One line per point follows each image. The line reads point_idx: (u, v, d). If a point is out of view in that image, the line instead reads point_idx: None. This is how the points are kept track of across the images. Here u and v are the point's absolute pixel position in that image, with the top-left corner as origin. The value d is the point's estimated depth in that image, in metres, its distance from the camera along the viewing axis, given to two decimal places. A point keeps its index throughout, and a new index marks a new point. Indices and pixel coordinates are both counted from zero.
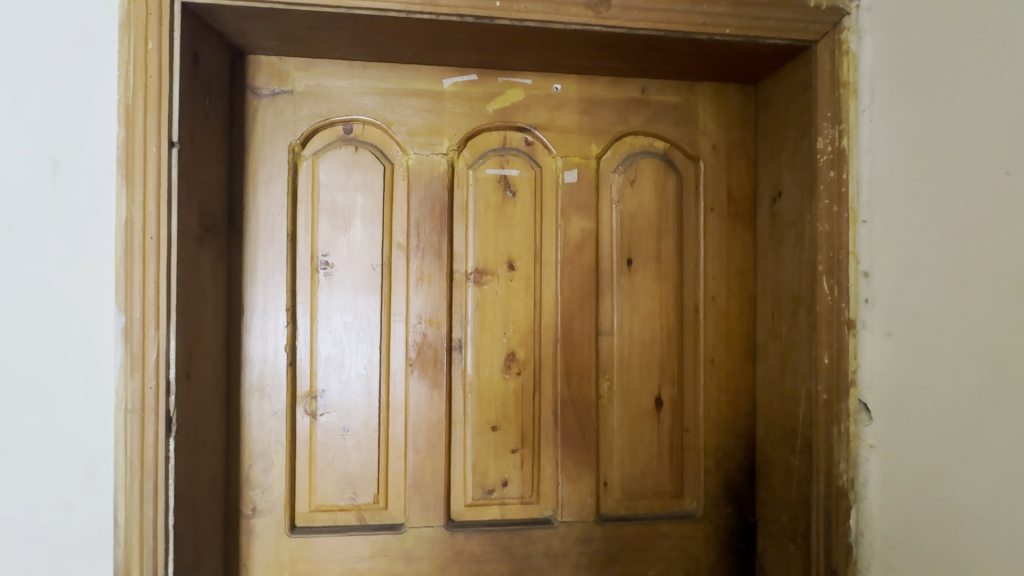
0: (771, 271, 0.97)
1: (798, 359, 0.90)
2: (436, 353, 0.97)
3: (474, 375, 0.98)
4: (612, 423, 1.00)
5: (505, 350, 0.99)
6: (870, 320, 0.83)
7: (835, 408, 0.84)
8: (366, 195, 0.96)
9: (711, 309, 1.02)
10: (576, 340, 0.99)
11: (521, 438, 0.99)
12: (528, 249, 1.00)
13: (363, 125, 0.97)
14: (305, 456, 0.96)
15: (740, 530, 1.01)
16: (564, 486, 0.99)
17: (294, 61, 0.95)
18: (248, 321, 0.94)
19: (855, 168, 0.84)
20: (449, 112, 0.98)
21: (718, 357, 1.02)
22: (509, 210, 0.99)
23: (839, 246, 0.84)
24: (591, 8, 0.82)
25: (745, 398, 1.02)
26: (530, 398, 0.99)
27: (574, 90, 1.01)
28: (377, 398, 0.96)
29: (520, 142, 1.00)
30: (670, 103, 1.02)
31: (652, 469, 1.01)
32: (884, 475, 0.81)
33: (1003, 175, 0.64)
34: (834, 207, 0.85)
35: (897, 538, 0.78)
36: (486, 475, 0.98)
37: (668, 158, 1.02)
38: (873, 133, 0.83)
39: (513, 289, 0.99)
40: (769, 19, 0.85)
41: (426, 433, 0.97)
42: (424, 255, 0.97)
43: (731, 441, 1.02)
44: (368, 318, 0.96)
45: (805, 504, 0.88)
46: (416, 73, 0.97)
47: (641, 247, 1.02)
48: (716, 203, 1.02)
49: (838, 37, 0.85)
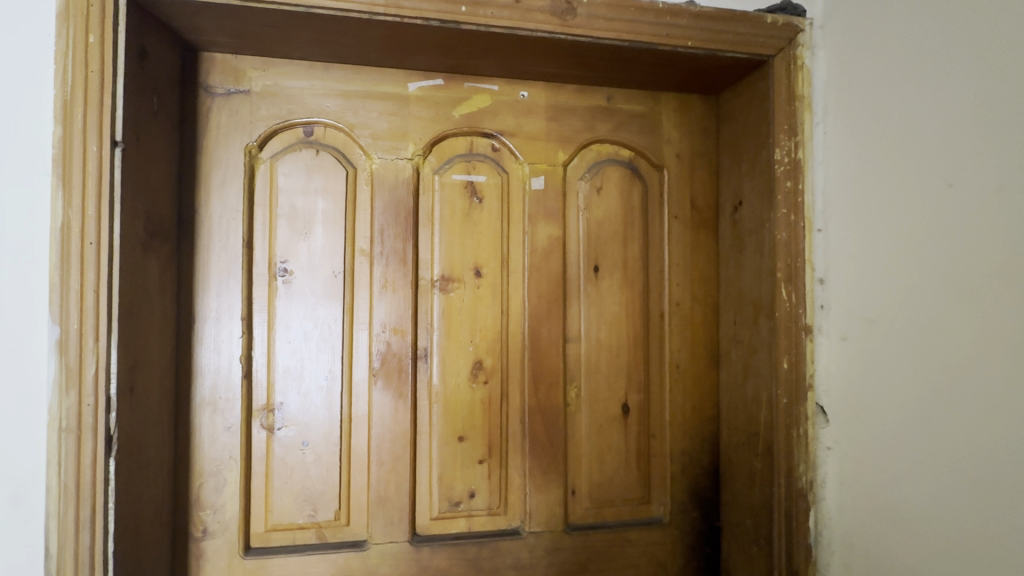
0: (733, 278, 0.99)
1: (759, 364, 0.92)
2: (400, 363, 0.95)
3: (439, 385, 0.96)
4: (580, 430, 1.00)
5: (472, 359, 0.97)
6: (826, 325, 0.86)
7: (795, 412, 0.86)
8: (328, 200, 0.93)
9: (676, 316, 1.03)
10: (545, 348, 0.99)
11: (488, 449, 0.97)
12: (495, 255, 0.99)
13: (325, 127, 0.94)
14: (262, 472, 0.91)
15: (706, 534, 1.03)
16: (532, 496, 0.98)
17: (250, 60, 0.92)
18: (199, 331, 0.89)
19: (809, 179, 0.88)
20: (414, 116, 0.96)
21: (683, 363, 1.03)
22: (476, 217, 0.98)
23: (796, 253, 0.87)
24: (558, 16, 0.82)
25: (710, 404, 1.03)
26: (497, 406, 0.98)
27: (541, 97, 1.01)
28: (339, 410, 0.93)
29: (487, 148, 0.99)
30: (635, 112, 1.04)
31: (620, 476, 1.01)
32: (841, 476, 0.84)
33: (946, 186, 0.67)
34: (792, 216, 0.87)
35: (853, 537, 0.81)
36: (453, 487, 0.96)
37: (633, 165, 1.04)
38: (827, 144, 0.87)
39: (480, 296, 0.98)
40: (730, 32, 0.87)
41: (391, 445, 0.94)
42: (388, 262, 0.95)
43: (696, 446, 1.03)
44: (329, 327, 0.93)
45: (766, 507, 0.89)
46: (380, 76, 0.95)
47: (608, 254, 1.02)
48: (680, 211, 1.04)
49: (794, 51, 0.88)
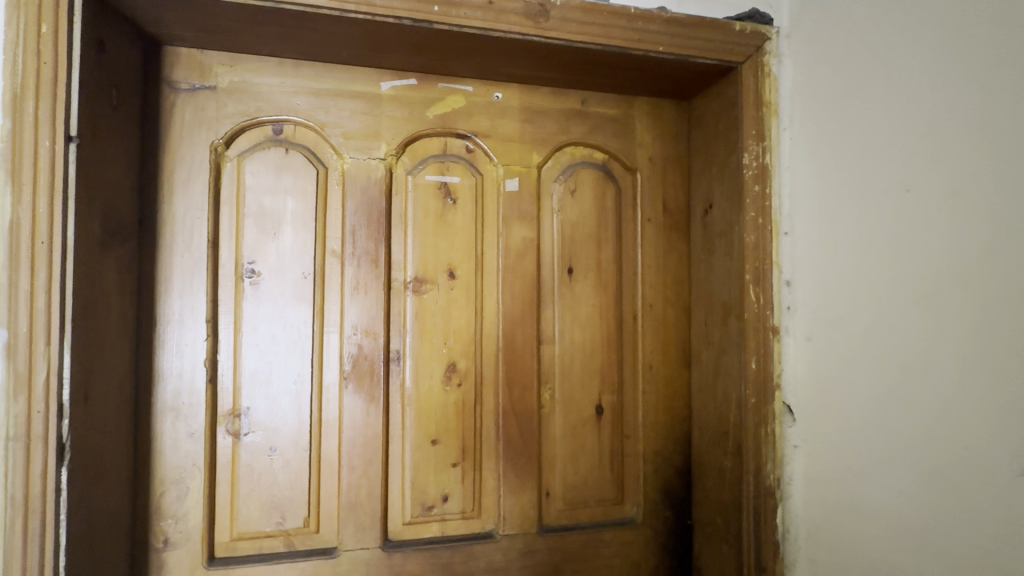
0: (704, 280, 1.01)
1: (728, 365, 0.93)
2: (372, 366, 0.93)
3: (412, 388, 0.95)
4: (555, 432, 1.00)
5: (446, 361, 0.96)
6: (792, 325, 0.89)
7: (763, 411, 0.88)
8: (298, 200, 0.91)
9: (649, 317, 1.04)
10: (519, 350, 0.99)
11: (462, 452, 0.96)
12: (469, 257, 0.98)
13: (294, 125, 0.92)
14: (227, 480, 0.88)
15: (678, 533, 1.04)
16: (506, 498, 0.97)
17: (217, 55, 0.89)
18: (161, 335, 0.86)
19: (776, 183, 0.90)
20: (387, 116, 0.95)
21: (656, 364, 1.04)
22: (450, 218, 0.97)
23: (764, 256, 0.89)
24: (531, 18, 0.83)
25: (682, 404, 1.05)
26: (471, 409, 0.97)
27: (516, 99, 1.01)
28: (308, 414, 0.91)
29: (461, 149, 0.98)
30: (609, 116, 1.05)
31: (593, 477, 1.01)
32: (807, 473, 0.86)
33: (903, 192, 0.70)
34: (759, 219, 0.89)
35: (819, 533, 0.83)
36: (425, 491, 0.95)
37: (607, 168, 1.04)
38: (793, 150, 0.90)
39: (454, 298, 0.97)
40: (700, 38, 0.89)
41: (362, 449, 0.92)
42: (360, 263, 0.93)
43: (669, 446, 1.04)
44: (298, 329, 0.91)
45: (735, 505, 0.90)
46: (352, 74, 0.94)
47: (582, 255, 1.03)
48: (652, 214, 1.05)
49: (761, 59, 0.91)
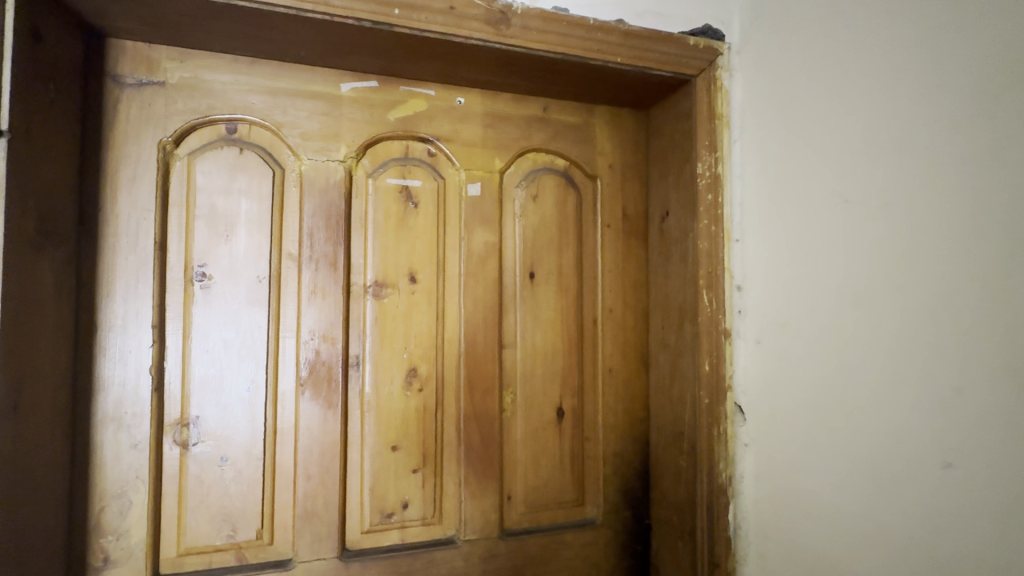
0: (661, 284, 1.04)
1: (683, 367, 0.96)
2: (330, 371, 0.91)
3: (372, 395, 0.93)
4: (516, 436, 1.01)
5: (406, 367, 0.95)
6: (743, 329, 0.92)
7: (716, 412, 0.91)
8: (252, 201, 0.89)
9: (609, 321, 1.06)
10: (481, 354, 0.99)
11: (422, 458, 0.95)
12: (431, 261, 0.97)
13: (249, 125, 0.89)
14: (173, 493, 0.84)
15: (637, 533, 1.06)
16: (467, 503, 0.97)
17: (166, 50, 0.86)
18: (103, 341, 0.82)
19: (728, 193, 0.94)
20: (347, 118, 0.94)
21: (615, 367, 1.06)
22: (411, 222, 0.97)
23: (716, 262, 0.92)
24: (492, 25, 0.83)
25: (641, 405, 1.07)
26: (432, 414, 0.96)
27: (478, 104, 1.01)
28: (262, 422, 0.88)
29: (423, 153, 0.98)
30: (570, 123, 1.07)
31: (555, 479, 1.02)
32: (757, 471, 0.89)
33: (842, 203, 0.74)
34: (712, 226, 0.93)
35: (768, 528, 0.86)
36: (385, 498, 0.93)
37: (568, 175, 1.06)
38: (743, 160, 0.94)
39: (415, 302, 0.96)
40: (656, 51, 0.92)
41: (320, 457, 0.90)
42: (318, 266, 0.91)
43: (627, 447, 1.06)
44: (252, 335, 0.88)
45: (690, 503, 0.93)
46: (311, 74, 0.92)
47: (544, 260, 1.04)
48: (612, 220, 1.08)
49: (714, 73, 0.94)
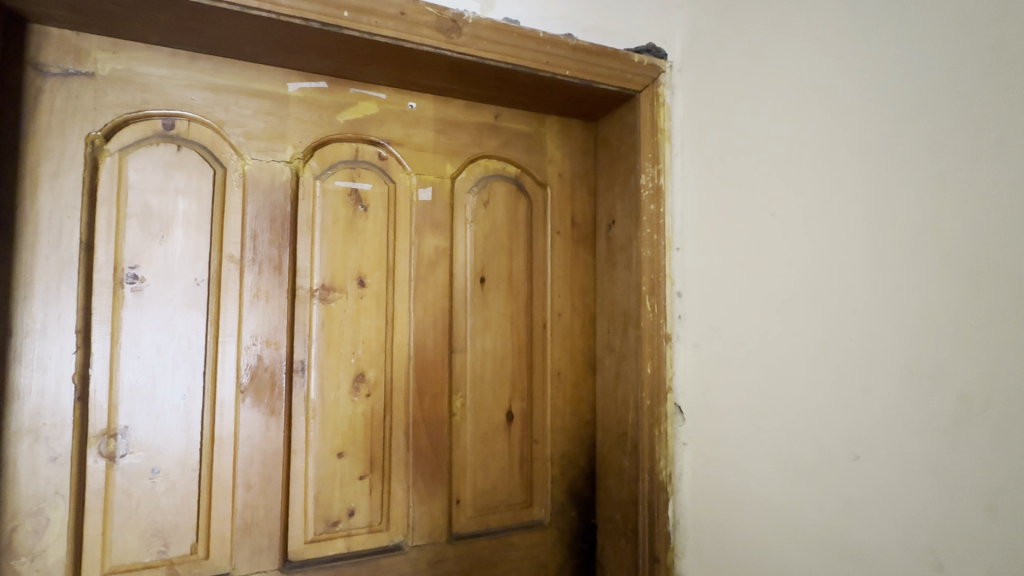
0: (608, 290, 1.07)
1: (628, 370, 1.00)
2: (273, 377, 0.89)
3: (318, 401, 0.92)
4: (465, 440, 1.01)
5: (353, 372, 0.94)
6: (682, 333, 0.97)
7: (657, 412, 0.95)
8: (190, 201, 0.85)
9: (557, 326, 1.09)
10: (431, 359, 0.99)
11: (370, 464, 0.94)
12: (380, 265, 0.97)
13: (188, 121, 0.86)
14: (98, 509, 0.79)
15: (583, 532, 1.08)
16: (415, 509, 0.96)
17: (97, 40, 0.81)
18: (19, 348, 0.76)
19: (669, 204, 0.99)
20: (293, 118, 0.92)
21: (564, 370, 1.09)
22: (360, 226, 0.96)
23: (658, 270, 0.97)
24: (443, 32, 0.84)
25: (588, 407, 1.10)
26: (380, 420, 0.95)
27: (430, 109, 1.02)
28: (199, 431, 0.85)
29: (373, 156, 0.97)
30: (521, 131, 1.09)
31: (503, 482, 1.04)
32: (694, 468, 0.94)
33: (769, 216, 0.80)
34: (654, 235, 0.97)
35: (704, 522, 0.91)
36: (330, 506, 0.91)
37: (519, 182, 1.08)
38: (683, 173, 0.99)
39: (363, 306, 0.95)
40: (603, 66, 0.95)
41: (262, 466, 0.87)
42: (261, 269, 0.89)
43: (575, 448, 1.09)
44: (188, 340, 0.85)
45: (632, 501, 0.97)
46: (255, 72, 0.90)
47: (494, 265, 1.05)
48: (562, 227, 1.11)
49: (657, 89, 0.99)
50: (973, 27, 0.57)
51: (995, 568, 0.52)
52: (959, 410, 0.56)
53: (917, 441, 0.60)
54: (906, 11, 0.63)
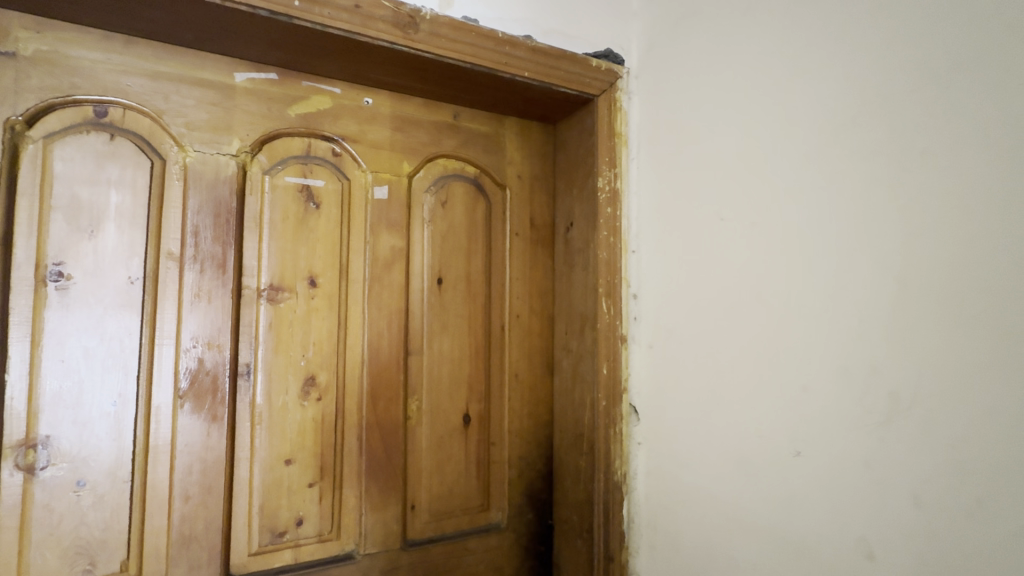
0: (566, 291, 1.08)
1: (585, 371, 1.00)
2: (215, 381, 0.84)
3: (264, 406, 0.88)
4: (421, 443, 0.99)
5: (304, 375, 0.90)
6: (638, 334, 0.99)
7: (613, 412, 0.96)
8: (124, 194, 0.80)
9: (516, 327, 1.09)
10: (386, 361, 0.96)
11: (320, 470, 0.91)
12: (333, 264, 0.94)
13: (123, 109, 0.80)
14: (13, 527, 0.73)
15: (540, 534, 1.08)
16: (368, 516, 0.93)
17: (19, 18, 0.75)
18: None
19: (625, 207, 1.01)
20: (240, 110, 0.88)
21: (522, 372, 1.09)
22: (312, 224, 0.92)
23: (614, 272, 0.98)
24: (400, 28, 0.83)
25: (546, 409, 1.10)
26: (332, 424, 0.92)
27: (386, 106, 0.99)
28: (131, 440, 0.79)
29: (326, 152, 0.94)
30: (480, 132, 1.08)
31: (460, 485, 1.02)
32: (648, 467, 0.96)
33: (719, 221, 0.82)
34: (610, 238, 0.99)
35: (657, 520, 0.93)
36: (277, 516, 0.87)
37: (478, 182, 1.07)
38: (639, 177, 1.01)
39: (314, 307, 0.92)
40: (562, 69, 0.96)
41: (202, 476, 0.83)
42: (204, 268, 0.84)
43: (532, 450, 1.09)
44: (121, 343, 0.79)
45: (588, 502, 0.97)
46: (199, 60, 0.85)
47: (452, 266, 1.04)
48: (520, 228, 1.10)
49: (614, 94, 1.01)
50: (902, 44, 0.60)
51: (920, 557, 0.55)
52: (889, 407, 0.59)
53: (852, 438, 0.62)
54: (843, 28, 0.66)
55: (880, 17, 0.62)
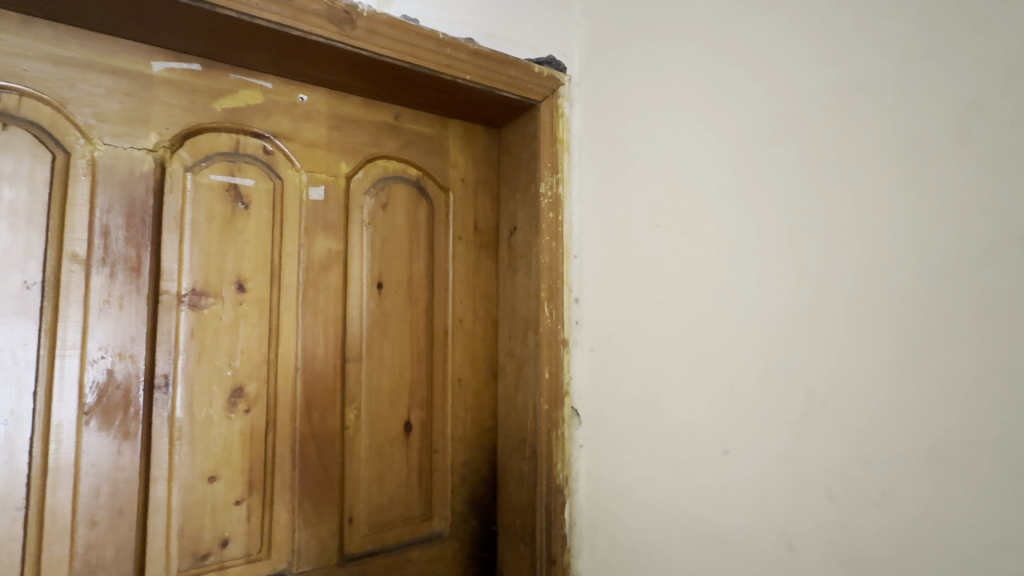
0: (509, 296, 1.08)
1: (527, 375, 1.01)
2: (127, 396, 0.77)
3: (185, 421, 0.82)
4: (359, 454, 0.96)
5: (230, 386, 0.85)
6: (580, 338, 1.01)
7: (555, 416, 0.97)
8: (19, 190, 0.72)
9: (459, 332, 1.07)
10: (322, 369, 0.92)
11: (248, 486, 0.86)
12: (263, 268, 0.89)
13: (20, 96, 0.73)
14: None
15: (484, 541, 1.07)
16: (301, 532, 0.89)
17: None
18: None
19: (567, 212, 1.02)
20: (159, 102, 0.82)
21: (465, 377, 1.07)
22: (239, 225, 0.87)
23: (556, 276, 0.99)
24: (335, 23, 0.80)
25: (490, 413, 1.10)
26: (261, 437, 0.87)
27: (323, 104, 0.96)
28: (26, 463, 0.71)
29: (257, 150, 0.89)
30: (423, 133, 1.06)
31: (401, 495, 0.99)
32: (589, 469, 0.97)
33: (655, 228, 0.85)
34: (553, 243, 0.99)
35: (598, 521, 0.94)
36: (199, 537, 0.82)
37: (420, 185, 1.05)
38: (581, 183, 1.03)
39: (242, 314, 0.87)
40: (504, 74, 0.96)
41: (111, 499, 0.76)
42: (115, 272, 0.77)
43: (476, 456, 1.08)
44: (13, 355, 0.71)
45: (531, 506, 0.97)
46: (111, 45, 0.78)
47: (393, 270, 1.01)
48: (464, 232, 1.09)
49: (556, 101, 1.02)
50: (815, 65, 0.64)
51: (834, 546, 0.59)
52: (805, 406, 0.63)
53: (774, 435, 0.66)
54: (765, 47, 0.70)
55: (797, 38, 0.66)
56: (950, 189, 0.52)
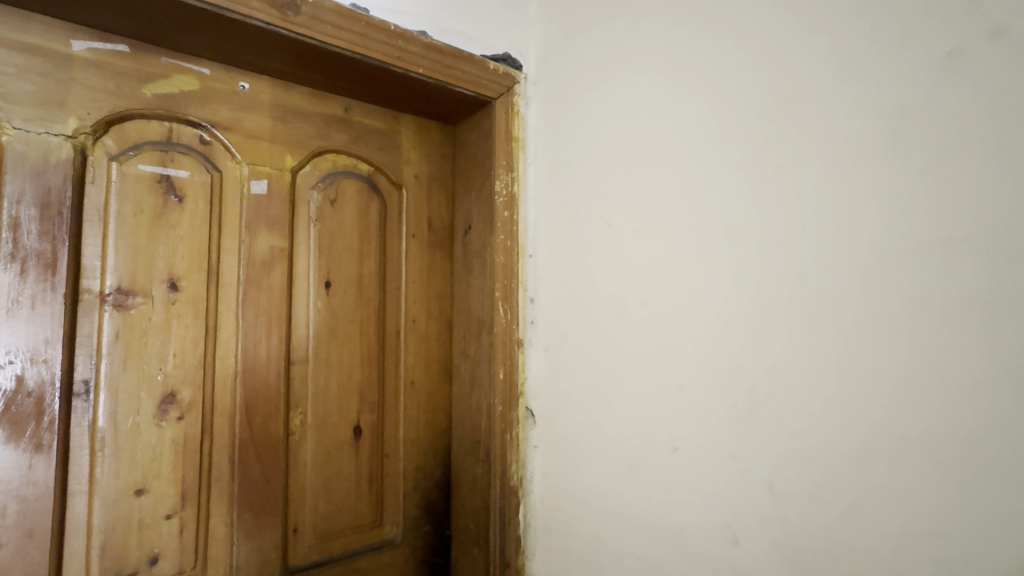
0: (464, 295, 1.06)
1: (481, 376, 0.99)
2: (39, 404, 0.70)
3: (108, 430, 0.75)
4: (304, 460, 0.92)
5: (161, 391, 0.79)
6: (535, 338, 1.00)
7: (509, 417, 0.96)
8: None
9: (411, 333, 1.05)
10: (264, 372, 0.88)
11: (181, 499, 0.80)
12: (199, 265, 0.83)
13: None
14: None
15: (437, 546, 1.05)
16: (240, 545, 0.84)
17: None
18: None
19: (522, 211, 1.01)
20: (80, 84, 0.75)
21: (418, 379, 1.05)
22: (172, 219, 0.81)
23: (511, 275, 0.98)
24: (277, 8, 0.76)
25: (444, 415, 1.08)
26: (196, 446, 0.82)
27: (266, 93, 0.91)
28: None
29: (192, 139, 0.84)
30: (374, 127, 1.03)
31: (349, 502, 0.96)
32: (544, 470, 0.97)
33: (608, 227, 0.85)
34: (508, 241, 0.99)
35: (552, 522, 0.94)
36: (124, 556, 0.76)
37: (371, 181, 1.02)
38: (536, 182, 1.02)
39: (175, 315, 0.81)
40: (458, 68, 0.94)
41: (20, 519, 0.69)
42: (27, 268, 0.70)
43: (429, 459, 1.05)
44: None
45: (485, 509, 0.96)
46: (22, 20, 0.71)
47: (342, 268, 0.98)
48: (417, 230, 1.07)
49: (511, 99, 1.01)
50: (758, 70, 0.66)
51: (775, 539, 0.60)
52: (749, 403, 0.64)
53: (720, 432, 0.67)
54: (712, 51, 0.71)
55: (742, 43, 0.68)
56: (880, 191, 0.54)
